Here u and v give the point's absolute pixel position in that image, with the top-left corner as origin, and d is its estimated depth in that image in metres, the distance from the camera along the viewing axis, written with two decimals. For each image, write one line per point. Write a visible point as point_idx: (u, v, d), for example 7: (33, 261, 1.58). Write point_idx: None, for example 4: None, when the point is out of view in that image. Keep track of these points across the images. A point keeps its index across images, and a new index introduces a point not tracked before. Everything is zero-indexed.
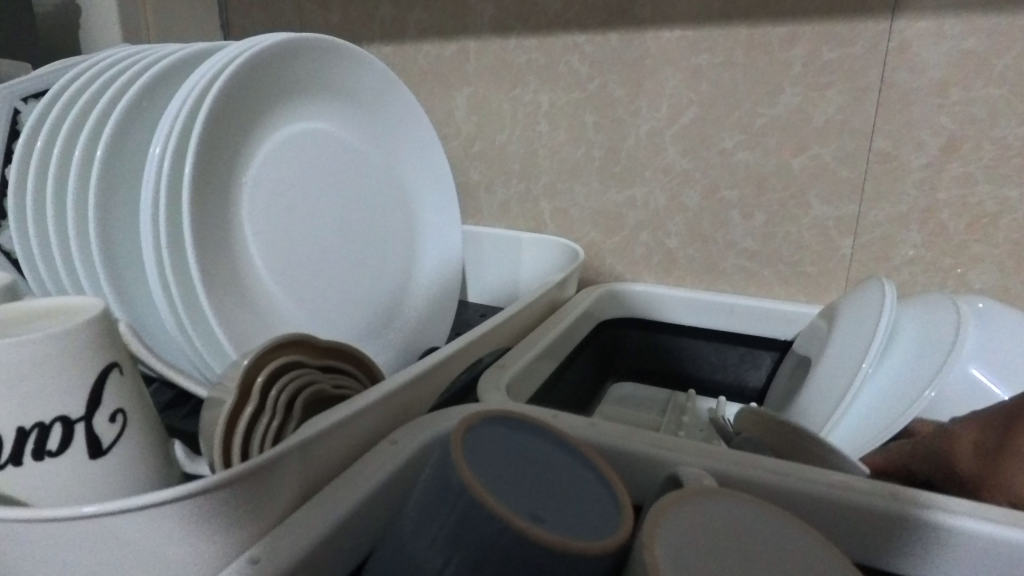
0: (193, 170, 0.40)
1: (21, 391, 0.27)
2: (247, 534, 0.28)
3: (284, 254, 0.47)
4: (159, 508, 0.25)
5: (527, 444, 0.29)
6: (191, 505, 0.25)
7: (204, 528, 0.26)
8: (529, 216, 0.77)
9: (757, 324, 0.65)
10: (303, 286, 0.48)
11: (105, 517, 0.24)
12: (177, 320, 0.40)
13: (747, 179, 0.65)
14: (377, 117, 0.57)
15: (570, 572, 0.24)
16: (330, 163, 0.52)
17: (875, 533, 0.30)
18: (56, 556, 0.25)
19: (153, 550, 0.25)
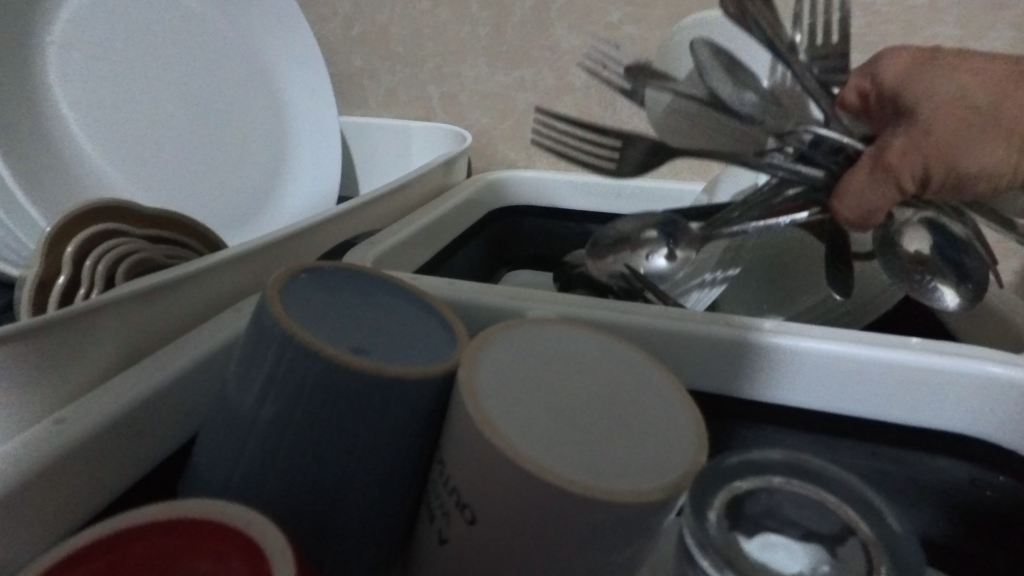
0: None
1: None
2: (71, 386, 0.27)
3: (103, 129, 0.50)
4: None
5: (360, 291, 0.28)
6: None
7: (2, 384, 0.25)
8: (417, 103, 0.74)
9: (641, 202, 0.66)
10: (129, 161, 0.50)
11: None
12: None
13: (632, 54, 0.64)
14: None
15: (393, 397, 0.23)
16: (158, 42, 0.52)
17: (727, 360, 0.31)
18: None
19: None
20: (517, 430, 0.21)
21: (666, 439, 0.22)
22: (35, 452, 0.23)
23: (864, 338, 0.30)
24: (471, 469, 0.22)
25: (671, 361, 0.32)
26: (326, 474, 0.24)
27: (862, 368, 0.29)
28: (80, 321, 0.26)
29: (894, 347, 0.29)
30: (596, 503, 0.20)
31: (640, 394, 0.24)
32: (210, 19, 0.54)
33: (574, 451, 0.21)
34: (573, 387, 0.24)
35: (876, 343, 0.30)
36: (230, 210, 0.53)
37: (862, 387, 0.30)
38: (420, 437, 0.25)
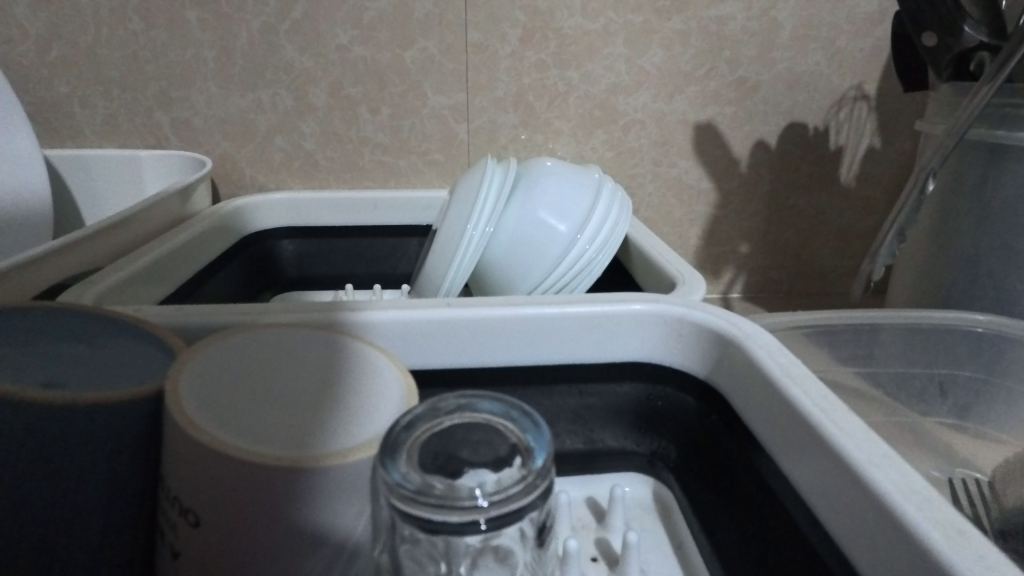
0: None
1: None
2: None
3: None
4: None
5: (59, 332, 0.27)
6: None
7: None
8: (144, 131, 0.68)
9: (394, 212, 0.69)
10: None
11: None
12: None
13: (366, 74, 0.68)
14: None
15: (95, 422, 0.23)
16: None
17: (450, 337, 0.36)
18: None
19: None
20: (224, 425, 0.23)
21: (374, 403, 0.25)
22: None
23: (549, 300, 0.37)
24: (187, 473, 0.23)
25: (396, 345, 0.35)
26: (33, 518, 0.23)
27: (553, 323, 0.36)
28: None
29: (575, 303, 0.36)
30: (301, 470, 0.22)
31: (358, 374, 0.27)
32: None
33: (277, 430, 0.23)
34: (286, 376, 0.26)
35: (560, 304, 0.36)
36: None
37: (553, 338, 0.36)
38: (139, 459, 0.25)
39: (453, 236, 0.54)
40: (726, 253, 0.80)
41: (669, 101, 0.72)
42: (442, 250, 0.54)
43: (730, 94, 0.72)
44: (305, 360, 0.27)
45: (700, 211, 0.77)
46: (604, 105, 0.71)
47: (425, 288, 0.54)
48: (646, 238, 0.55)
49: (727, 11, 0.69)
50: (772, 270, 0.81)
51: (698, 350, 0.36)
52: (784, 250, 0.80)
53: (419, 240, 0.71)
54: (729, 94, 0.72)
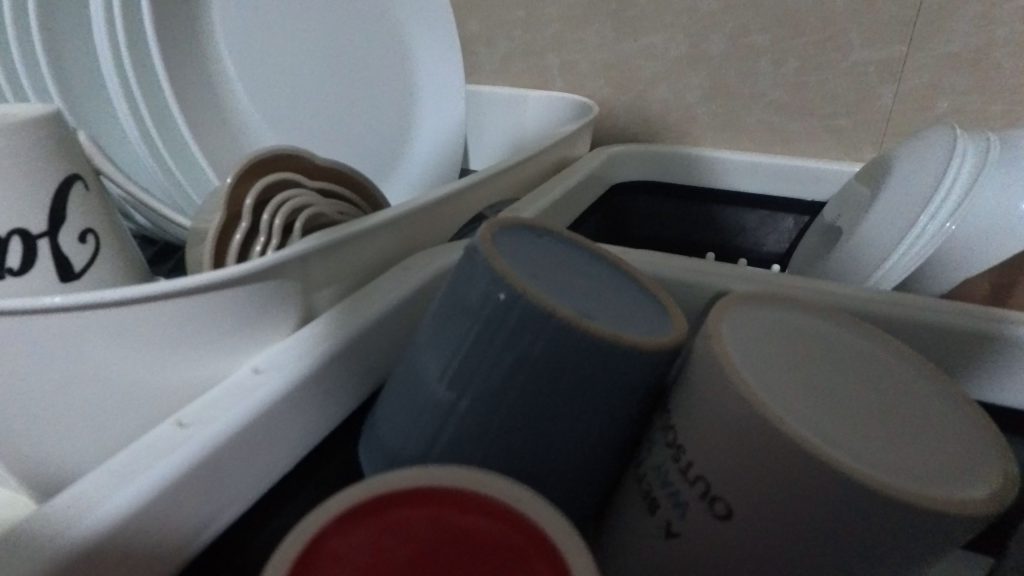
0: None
1: None
2: (248, 339, 0.25)
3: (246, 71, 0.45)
4: (147, 304, 0.22)
5: (563, 250, 0.25)
6: (173, 306, 0.22)
7: (176, 335, 0.23)
8: (534, 71, 0.71)
9: (776, 184, 0.61)
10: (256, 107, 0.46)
11: (78, 313, 0.21)
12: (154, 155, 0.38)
13: (779, 19, 0.59)
14: None
15: (625, 367, 0.21)
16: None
17: (965, 356, 0.28)
18: (25, 372, 0.22)
19: (135, 350, 0.23)
20: (794, 413, 0.18)
21: (959, 436, 0.19)
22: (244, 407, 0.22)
23: None
24: (733, 457, 0.19)
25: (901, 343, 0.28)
26: (537, 447, 0.22)
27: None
28: (257, 279, 0.24)
29: None
30: (908, 506, 0.17)
31: (908, 384, 0.21)
32: None
33: (860, 438, 0.18)
34: (848, 369, 0.21)
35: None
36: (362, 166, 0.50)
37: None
38: (635, 411, 0.23)
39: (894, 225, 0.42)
40: None
41: None
42: (873, 234, 0.44)
43: None
44: (850, 350, 0.22)
45: None
46: None
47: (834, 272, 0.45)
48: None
49: None
50: None
51: None
52: None
53: (796, 217, 0.61)
54: None
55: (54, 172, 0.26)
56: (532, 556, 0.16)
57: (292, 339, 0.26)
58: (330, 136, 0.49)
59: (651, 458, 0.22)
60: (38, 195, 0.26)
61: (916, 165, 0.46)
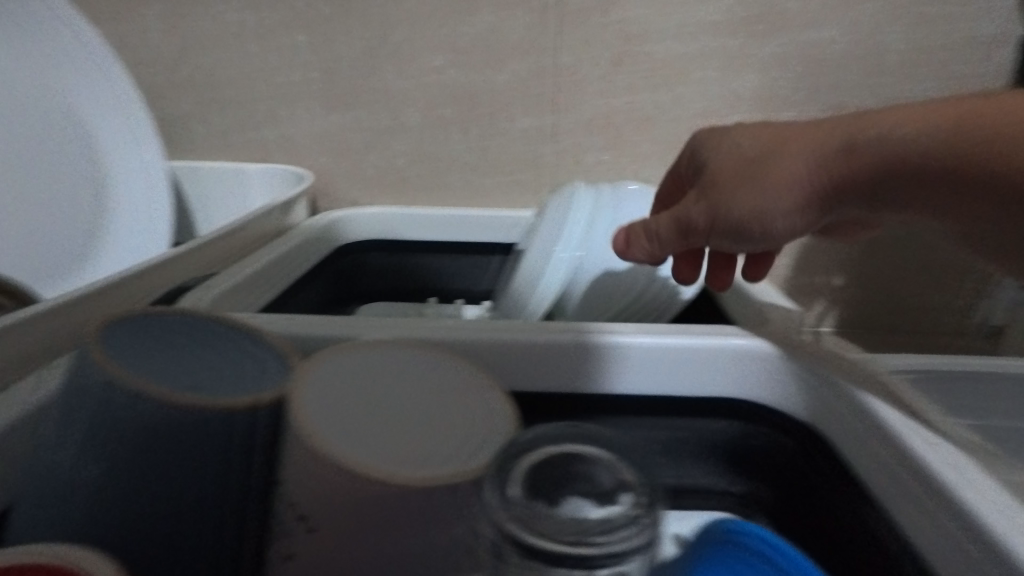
0: None
1: None
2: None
3: None
4: None
5: (176, 332, 0.28)
6: None
7: None
8: (251, 146, 0.73)
9: (472, 232, 0.71)
10: None
11: None
12: None
13: (458, 96, 0.70)
14: (60, 67, 0.54)
15: (212, 430, 0.24)
16: None
17: (540, 363, 0.36)
18: None
19: None
20: (340, 448, 0.23)
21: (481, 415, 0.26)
22: None
23: (655, 329, 0.37)
24: (309, 482, 0.24)
25: (493, 363, 0.36)
26: (151, 518, 0.24)
27: (698, 352, 0.37)
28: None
29: (689, 335, 0.37)
30: (407, 490, 0.23)
31: (459, 400, 0.27)
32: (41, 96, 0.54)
33: (395, 453, 0.23)
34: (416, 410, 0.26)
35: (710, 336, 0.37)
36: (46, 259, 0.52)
37: (700, 369, 0.37)
38: (251, 477, 0.26)
39: (540, 260, 0.53)
40: (816, 284, 0.76)
41: (760, 127, 0.70)
42: (524, 272, 0.55)
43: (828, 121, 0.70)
44: (421, 385, 0.28)
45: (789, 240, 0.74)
46: (693, 129, 0.70)
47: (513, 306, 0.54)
48: (754, 290, 0.52)
49: (828, 35, 0.67)
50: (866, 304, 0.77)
51: (799, 391, 0.36)
52: (879, 285, 0.76)
53: (499, 259, 0.71)
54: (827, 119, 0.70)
55: None
56: None
57: None
58: (42, 225, 0.53)
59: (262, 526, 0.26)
60: None
61: (551, 210, 0.59)
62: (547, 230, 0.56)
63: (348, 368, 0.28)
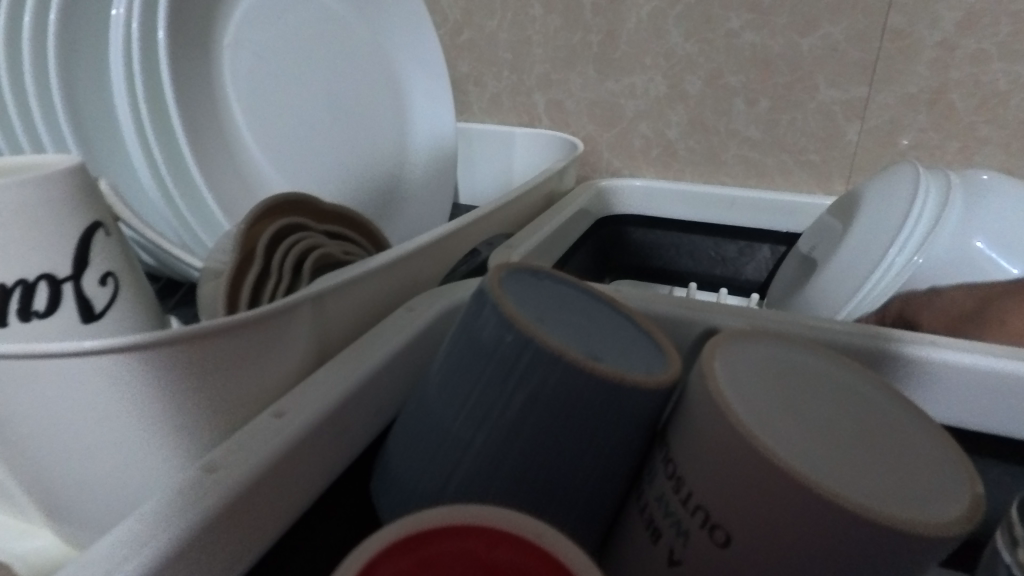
0: (56, 23, 0.36)
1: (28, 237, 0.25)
2: (256, 385, 0.26)
3: (257, 116, 0.46)
4: (190, 347, 0.22)
5: (561, 295, 0.27)
6: (190, 351, 0.23)
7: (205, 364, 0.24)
8: (521, 110, 0.73)
9: (746, 215, 0.64)
10: (276, 145, 0.47)
11: (111, 357, 0.21)
12: (164, 195, 0.40)
13: (751, 62, 0.62)
14: None
15: (619, 404, 0.23)
16: (288, 22, 0.48)
17: (893, 378, 0.30)
18: (55, 405, 0.22)
19: (165, 387, 0.23)
20: (794, 454, 0.20)
21: (922, 451, 0.21)
22: (276, 443, 0.23)
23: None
24: (733, 487, 0.20)
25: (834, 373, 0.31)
26: (542, 488, 0.24)
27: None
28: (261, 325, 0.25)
29: None
30: (895, 536, 0.18)
31: (885, 415, 0.23)
32: (353, 27, 0.52)
33: (857, 476, 0.19)
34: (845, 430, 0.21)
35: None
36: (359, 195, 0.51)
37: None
38: (629, 456, 0.24)
39: (864, 261, 0.45)
40: None
41: None
42: (833, 266, 0.48)
43: None
44: (836, 390, 0.24)
45: None
46: None
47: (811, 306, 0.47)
48: None
49: None
50: None
51: None
52: None
53: (773, 247, 0.64)
54: None
55: (80, 217, 0.27)
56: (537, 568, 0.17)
57: (319, 377, 0.27)
58: (341, 170, 0.50)
59: (643, 516, 0.24)
60: (60, 241, 0.26)
61: (872, 199, 0.50)
62: (872, 221, 0.48)
63: (752, 358, 0.24)
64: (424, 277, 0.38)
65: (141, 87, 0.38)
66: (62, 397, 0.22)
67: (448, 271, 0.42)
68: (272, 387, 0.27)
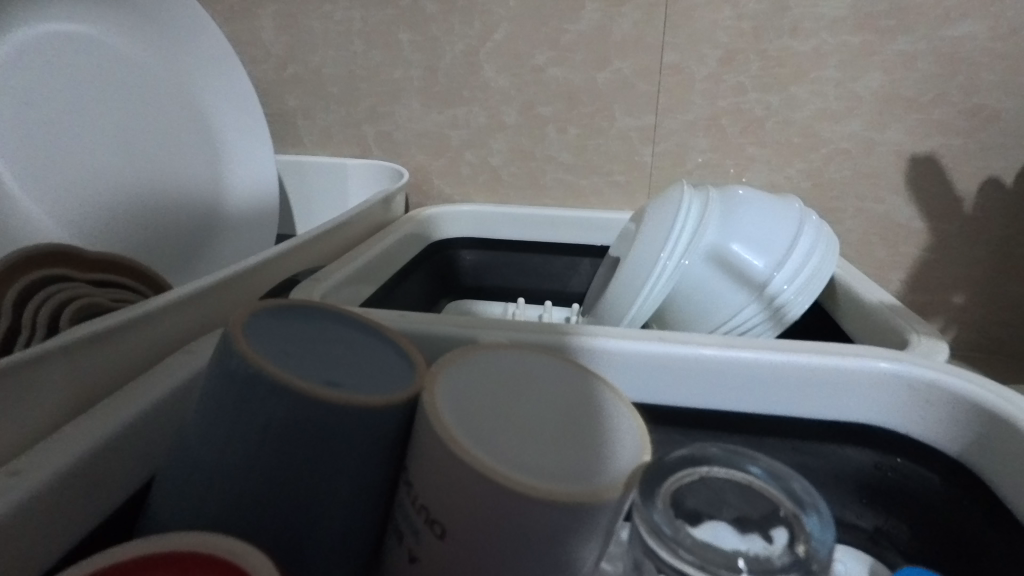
0: None
1: None
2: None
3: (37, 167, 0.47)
4: None
5: (315, 327, 0.29)
6: None
7: None
8: (353, 141, 0.75)
9: (566, 232, 0.70)
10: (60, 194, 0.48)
11: None
12: None
13: (557, 94, 0.69)
14: (172, 38, 0.53)
15: (357, 426, 0.25)
16: (73, 70, 0.49)
17: (620, 371, 0.35)
18: None
19: None
20: (490, 454, 0.23)
21: (607, 432, 0.25)
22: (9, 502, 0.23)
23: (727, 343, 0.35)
24: (442, 486, 0.23)
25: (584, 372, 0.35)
26: (293, 512, 0.25)
27: (730, 367, 0.34)
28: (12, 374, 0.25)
29: (767, 349, 0.34)
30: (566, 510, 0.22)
31: (588, 407, 0.27)
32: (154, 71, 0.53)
33: (543, 465, 0.23)
34: (538, 421, 0.25)
35: (740, 349, 0.35)
36: (168, 238, 0.52)
37: (733, 383, 0.35)
38: (379, 471, 0.27)
39: (644, 266, 0.51)
40: (934, 302, 0.71)
41: (882, 130, 0.65)
42: (622, 273, 0.53)
43: (961, 125, 0.64)
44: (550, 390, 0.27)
45: (907, 253, 0.69)
46: (806, 131, 0.66)
47: (606, 312, 0.53)
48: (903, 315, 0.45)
49: (967, 31, 0.61)
50: (994, 326, 0.70)
51: (918, 412, 0.33)
52: (1010, 306, 0.69)
53: (591, 260, 0.70)
54: (960, 123, 0.64)
55: None
56: None
57: (73, 428, 0.27)
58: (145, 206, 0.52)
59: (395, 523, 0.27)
60: None
61: (653, 211, 0.57)
62: (650, 232, 0.54)
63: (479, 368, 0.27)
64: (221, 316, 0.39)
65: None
66: None
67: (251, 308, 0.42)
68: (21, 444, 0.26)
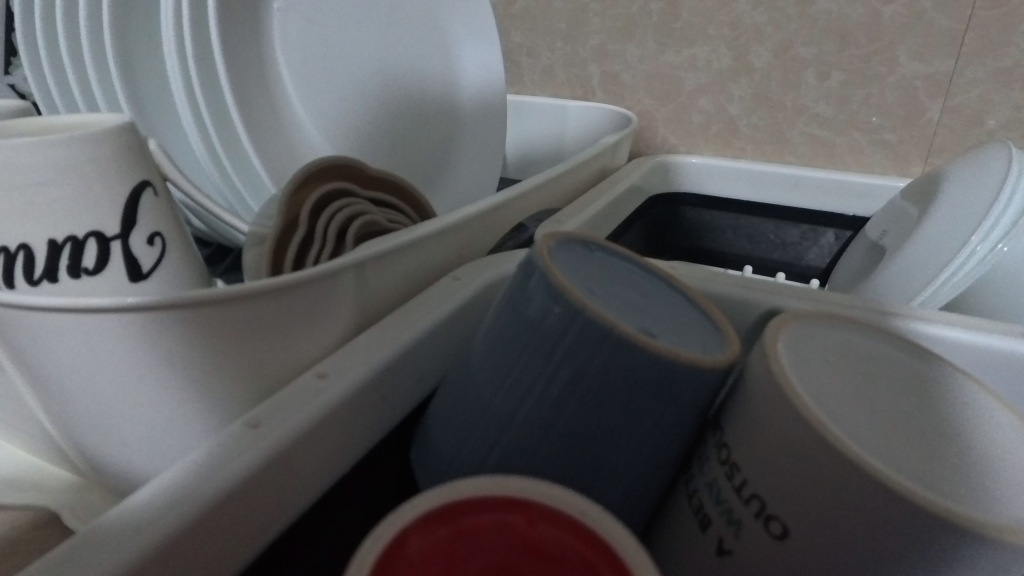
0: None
1: (62, 198, 0.25)
2: (290, 353, 0.26)
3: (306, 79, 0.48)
4: (226, 306, 0.22)
5: (611, 266, 0.26)
6: (219, 311, 0.22)
7: (240, 330, 0.23)
8: (574, 82, 0.71)
9: (814, 197, 0.60)
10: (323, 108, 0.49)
11: (144, 314, 0.21)
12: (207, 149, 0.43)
13: (824, 32, 0.58)
14: None
15: (677, 385, 0.21)
16: None
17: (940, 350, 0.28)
18: (88, 363, 0.22)
19: (196, 347, 0.23)
20: (864, 445, 0.18)
21: (1002, 443, 0.20)
22: (315, 405, 0.23)
23: None
24: (794, 479, 0.19)
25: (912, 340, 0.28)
26: (582, 472, 0.22)
27: None
28: (302, 287, 0.25)
29: None
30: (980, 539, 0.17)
31: (964, 409, 0.21)
32: None
33: (933, 472, 0.18)
34: (905, 416, 0.20)
35: None
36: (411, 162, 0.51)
37: None
38: (679, 443, 0.23)
39: (944, 243, 0.40)
40: None
41: None
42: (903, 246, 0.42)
43: None
44: (905, 381, 0.22)
45: None
46: None
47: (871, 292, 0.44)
48: None
49: None
50: None
51: None
52: None
53: (839, 232, 0.59)
54: None
55: (128, 175, 0.28)
56: (590, 560, 0.16)
57: (361, 341, 0.27)
58: (390, 137, 0.51)
59: (691, 507, 0.23)
60: (108, 202, 0.27)
61: (947, 185, 0.45)
62: (955, 206, 0.41)
63: (812, 338, 0.22)
64: (472, 249, 0.38)
65: (193, 68, 0.41)
66: (97, 352, 0.22)
67: (495, 243, 0.41)
68: (308, 353, 0.27)
